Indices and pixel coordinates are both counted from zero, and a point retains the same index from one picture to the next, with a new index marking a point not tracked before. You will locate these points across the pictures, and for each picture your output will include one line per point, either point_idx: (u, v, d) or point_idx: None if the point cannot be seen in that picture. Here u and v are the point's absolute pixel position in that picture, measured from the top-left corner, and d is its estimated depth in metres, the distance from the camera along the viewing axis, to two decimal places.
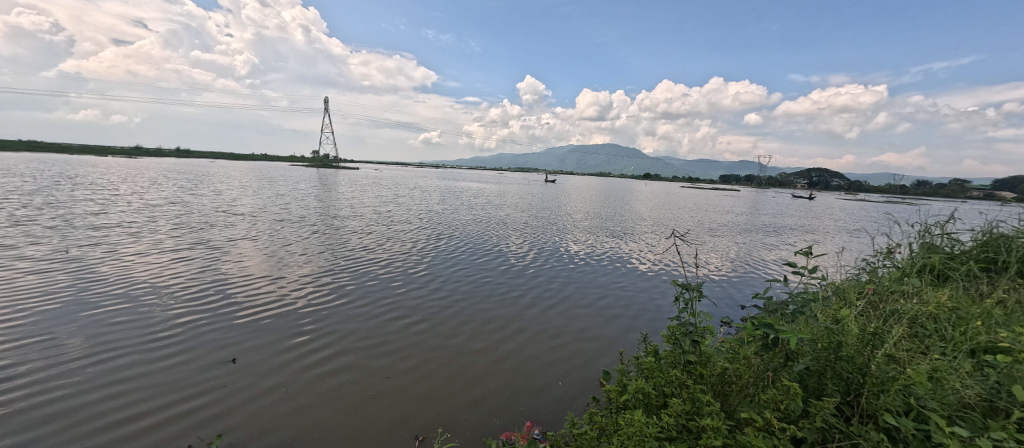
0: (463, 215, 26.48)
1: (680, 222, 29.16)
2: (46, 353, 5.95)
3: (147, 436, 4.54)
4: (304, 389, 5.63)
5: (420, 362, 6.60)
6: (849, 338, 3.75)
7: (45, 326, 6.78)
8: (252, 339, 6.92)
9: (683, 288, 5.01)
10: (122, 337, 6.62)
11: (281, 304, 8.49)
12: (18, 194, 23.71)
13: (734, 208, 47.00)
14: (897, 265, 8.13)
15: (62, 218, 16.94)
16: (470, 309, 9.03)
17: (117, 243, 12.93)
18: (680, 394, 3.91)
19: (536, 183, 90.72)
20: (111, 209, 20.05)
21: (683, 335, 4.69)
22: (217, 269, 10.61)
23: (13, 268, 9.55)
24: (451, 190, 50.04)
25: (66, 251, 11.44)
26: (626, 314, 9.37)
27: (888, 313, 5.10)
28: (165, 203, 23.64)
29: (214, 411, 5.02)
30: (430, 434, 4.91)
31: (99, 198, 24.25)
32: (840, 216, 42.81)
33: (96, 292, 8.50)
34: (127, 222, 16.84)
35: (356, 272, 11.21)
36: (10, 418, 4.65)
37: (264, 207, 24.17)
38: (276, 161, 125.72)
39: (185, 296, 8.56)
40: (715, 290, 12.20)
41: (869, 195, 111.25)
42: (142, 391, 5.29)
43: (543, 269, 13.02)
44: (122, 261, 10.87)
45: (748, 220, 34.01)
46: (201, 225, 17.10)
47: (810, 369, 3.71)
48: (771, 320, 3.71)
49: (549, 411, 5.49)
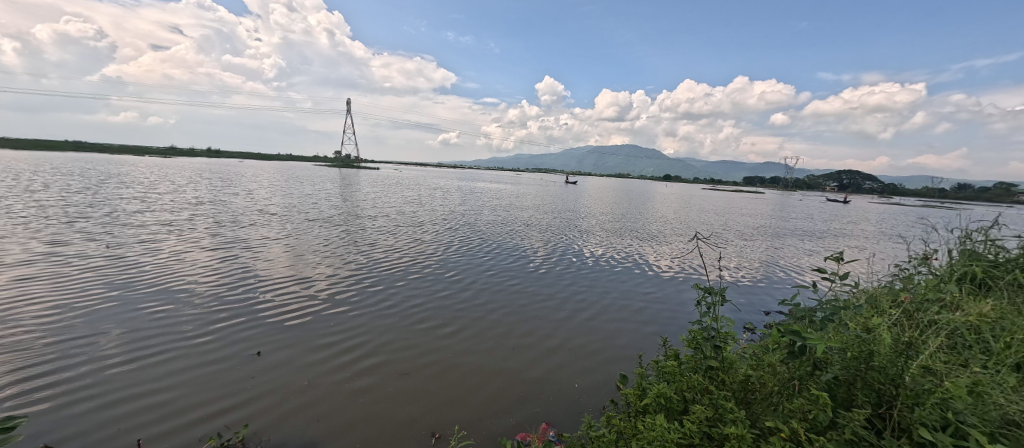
0: (484, 215, 26.84)
1: (704, 225, 28.61)
2: (96, 346, 6.42)
3: (181, 422, 4.96)
4: (329, 387, 5.90)
5: (439, 364, 6.80)
6: (882, 348, 3.56)
7: (95, 321, 7.32)
8: (281, 338, 7.27)
9: (706, 291, 4.89)
10: (164, 332, 7.10)
11: (310, 304, 8.87)
12: (73, 192, 25.52)
13: (761, 211, 45.72)
14: (935, 273, 7.74)
15: (110, 215, 18.12)
16: (496, 315, 9.14)
17: (162, 241, 13.73)
18: (702, 401, 3.87)
19: (555, 184, 90.55)
20: (154, 207, 21.33)
21: (705, 339, 4.67)
22: (254, 269, 11.08)
23: (66, 264, 10.29)
24: (471, 191, 50.73)
25: (117, 249, 12.23)
26: (645, 321, 9.37)
27: (924, 322, 4.87)
28: (203, 202, 24.94)
29: (241, 403, 5.39)
30: (446, 432, 5.08)
31: (144, 196, 25.81)
32: (875, 220, 40.93)
33: (140, 288, 9.07)
34: (168, 220, 17.88)
35: (384, 274, 11.49)
36: (60, 400, 5.13)
37: (293, 207, 25.06)
38: (302, 161, 130.66)
39: (224, 296, 8.97)
40: (738, 295, 11.94)
41: (905, 198, 106.01)
42: (177, 381, 5.75)
43: (563, 272, 13.12)
44: (166, 259, 11.50)
45: (776, 223, 33.01)
46: (237, 224, 17.93)
47: (839, 379, 3.60)
48: (798, 327, 3.59)
49: (566, 414, 5.61)
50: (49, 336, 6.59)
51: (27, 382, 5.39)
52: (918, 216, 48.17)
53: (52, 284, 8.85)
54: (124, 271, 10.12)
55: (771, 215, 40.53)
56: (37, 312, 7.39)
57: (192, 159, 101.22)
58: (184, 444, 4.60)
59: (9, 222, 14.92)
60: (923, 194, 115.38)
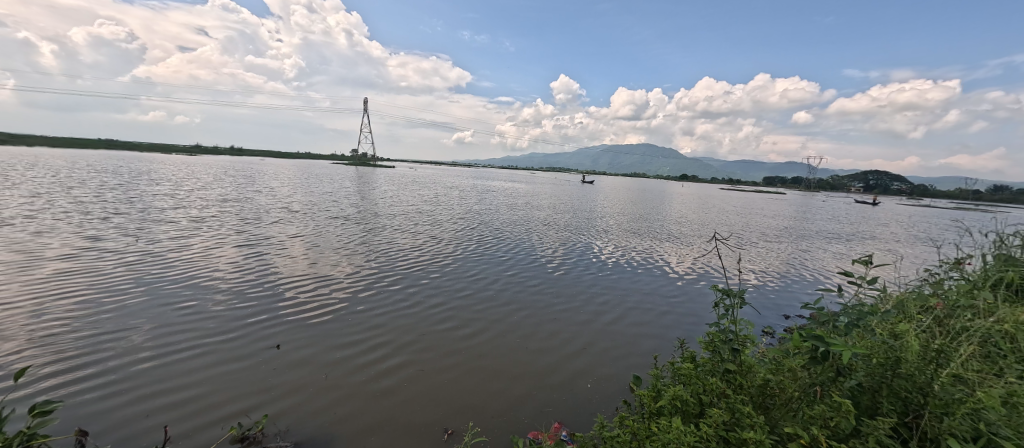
0: (500, 214, 26.94)
1: (723, 225, 28.05)
2: (127, 341, 6.72)
3: (205, 411, 5.23)
4: (346, 383, 6.09)
5: (454, 362, 6.94)
6: (910, 355, 3.45)
7: (127, 315, 7.66)
8: (301, 335, 7.51)
9: (724, 293, 4.81)
10: (189, 328, 7.39)
11: (330, 303, 9.10)
12: (109, 188, 26.68)
13: (783, 212, 44.51)
14: (968, 279, 7.41)
15: (143, 211, 18.90)
16: (513, 316, 9.24)
17: (190, 237, 14.24)
18: (719, 404, 3.82)
19: (570, 183, 90.02)
20: (183, 204, 22.10)
21: (722, 343, 4.62)
22: (279, 266, 11.44)
23: (102, 259, 10.79)
24: (487, 190, 50.87)
25: (152, 245, 12.79)
26: (661, 325, 9.28)
27: (955, 330, 4.67)
28: (228, 199, 25.75)
29: (262, 395, 5.64)
30: (459, 429, 5.22)
31: (174, 193, 26.87)
32: (905, 223, 39.27)
33: (169, 284, 9.44)
34: (196, 216, 18.54)
35: (404, 273, 11.72)
36: (95, 387, 5.48)
37: (315, 205, 25.64)
38: (321, 160, 133.40)
39: (251, 293, 9.31)
40: (758, 298, 11.67)
41: (935, 200, 101.57)
42: (201, 372, 6.08)
43: (578, 274, 13.10)
44: (196, 255, 11.97)
45: (798, 225, 32.09)
46: (261, 221, 18.47)
47: (863, 386, 3.51)
48: (821, 332, 3.48)
49: (579, 414, 5.67)
50: (91, 329, 7.00)
51: (64, 373, 5.69)
52: (951, 218, 45.99)
53: (92, 278, 9.34)
54: (158, 267, 10.59)
55: (793, 216, 39.44)
56: (79, 306, 7.83)
57: (217, 157, 104.46)
58: (210, 433, 4.85)
59: (52, 217, 15.77)
60: (956, 195, 110.22)
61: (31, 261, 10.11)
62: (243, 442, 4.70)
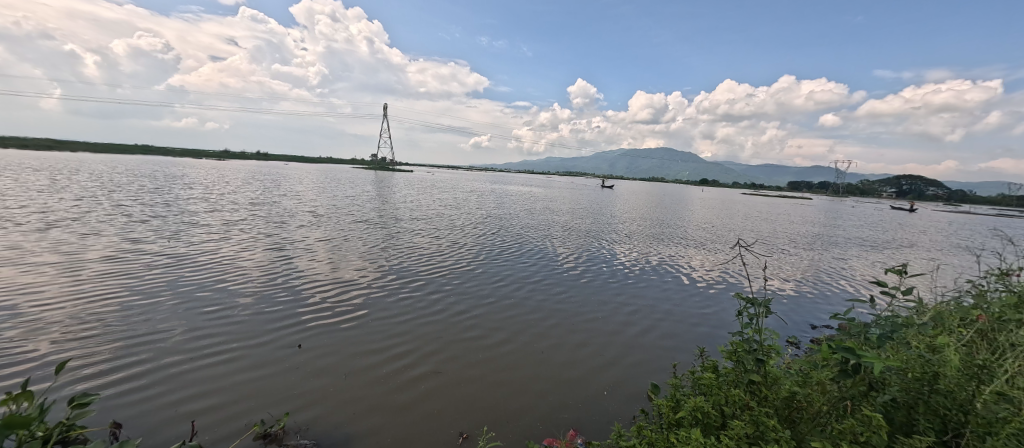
0: (518, 219, 26.98)
1: (747, 232, 27.30)
2: (157, 342, 7.01)
3: (229, 409, 5.44)
4: (365, 385, 6.26)
5: (471, 367, 7.02)
6: (949, 369, 3.28)
7: (159, 316, 8.00)
8: (322, 338, 7.73)
9: (747, 302, 4.68)
10: (215, 329, 7.67)
11: (350, 308, 9.27)
12: (146, 192, 27.99)
13: (810, 218, 42.97)
14: (1015, 291, 6.96)
15: (176, 214, 19.72)
16: (530, 322, 9.24)
17: (219, 240, 14.80)
18: (742, 416, 3.71)
19: (588, 188, 89.33)
20: (213, 207, 22.95)
21: (746, 352, 4.50)
22: (303, 270, 11.78)
23: (138, 261, 11.32)
24: (505, 195, 51.03)
25: (185, 247, 13.39)
26: (682, 334, 9.08)
27: (998, 344, 4.41)
28: (255, 203, 26.62)
29: (283, 396, 5.84)
30: (474, 433, 5.29)
31: (206, 196, 28.07)
32: (944, 230, 37.24)
33: (199, 286, 9.83)
34: (225, 220, 19.23)
35: (423, 278, 11.89)
36: (129, 383, 5.80)
37: (337, 209, 26.24)
38: (343, 164, 136.73)
39: (276, 296, 9.60)
40: (783, 307, 11.30)
41: (976, 207, 96.10)
42: (227, 370, 6.38)
43: (596, 280, 13.03)
44: (225, 258, 12.46)
45: (827, 231, 30.93)
46: (286, 225, 19.06)
47: (897, 401, 3.34)
48: (852, 343, 3.28)
49: (595, 421, 5.68)
50: (127, 328, 7.36)
51: (97, 371, 5.97)
52: (994, 226, 43.43)
53: (129, 279, 9.84)
54: (189, 269, 11.07)
55: (819, 222, 38.11)
56: (116, 307, 8.24)
57: (245, 162, 108.76)
58: (234, 430, 5.07)
59: (95, 219, 16.78)
60: (998, 202, 104.17)
61: (73, 263, 10.68)
62: (265, 439, 4.90)
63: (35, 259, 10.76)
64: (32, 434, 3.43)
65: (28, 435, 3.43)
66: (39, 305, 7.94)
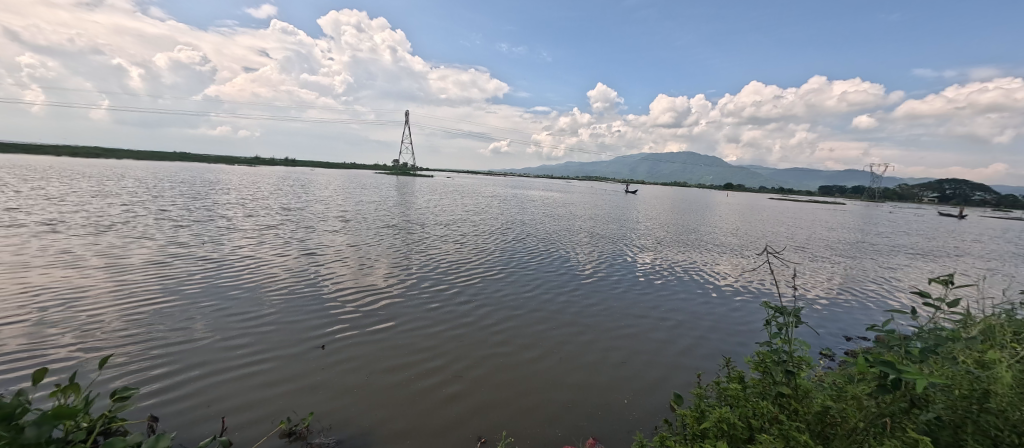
0: (540, 225, 26.93)
1: (778, 238, 26.33)
2: (189, 343, 7.40)
3: (257, 407, 5.71)
4: (387, 387, 6.44)
5: (490, 372, 7.13)
6: (1000, 388, 3.07)
7: (194, 318, 8.46)
8: (345, 342, 7.97)
9: (776, 311, 4.49)
10: (244, 332, 8.02)
11: (373, 313, 9.54)
12: (185, 198, 29.41)
13: (848, 224, 41.05)
14: None
15: (211, 219, 20.64)
16: (548, 329, 9.24)
17: (251, 245, 15.43)
18: (771, 430, 3.58)
19: (609, 193, 88.42)
20: (245, 213, 23.91)
21: (774, 363, 4.37)
22: (328, 275, 12.15)
23: (177, 265, 11.97)
24: (527, 200, 50.99)
25: (221, 251, 14.02)
26: (705, 344, 8.86)
27: None
28: (284, 208, 27.60)
29: (309, 396, 6.09)
30: (491, 437, 5.37)
31: (241, 202, 29.31)
32: (998, 238, 34.69)
33: (230, 290, 10.30)
34: (255, 224, 19.96)
35: (446, 285, 12.00)
36: (166, 381, 6.15)
37: (363, 214, 26.90)
38: (366, 169, 140.48)
39: (302, 301, 9.94)
40: (816, 317, 10.81)
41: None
42: (256, 370, 6.68)
43: (617, 288, 12.91)
44: (257, 263, 12.97)
45: (866, 238, 29.46)
46: (314, 230, 19.67)
47: (941, 420, 3.11)
48: (890, 356, 3.08)
49: (615, 430, 5.66)
50: (165, 330, 7.79)
51: (133, 370, 6.34)
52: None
53: (169, 283, 10.40)
54: (224, 272, 11.61)
55: (856, 229, 36.34)
56: (157, 310, 8.71)
57: (275, 168, 113.12)
58: (261, 426, 5.32)
59: (140, 224, 17.88)
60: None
61: (118, 266, 11.37)
62: (289, 437, 5.09)
63: (87, 263, 11.53)
64: (78, 424, 3.68)
65: (75, 426, 3.69)
66: (89, 307, 8.49)
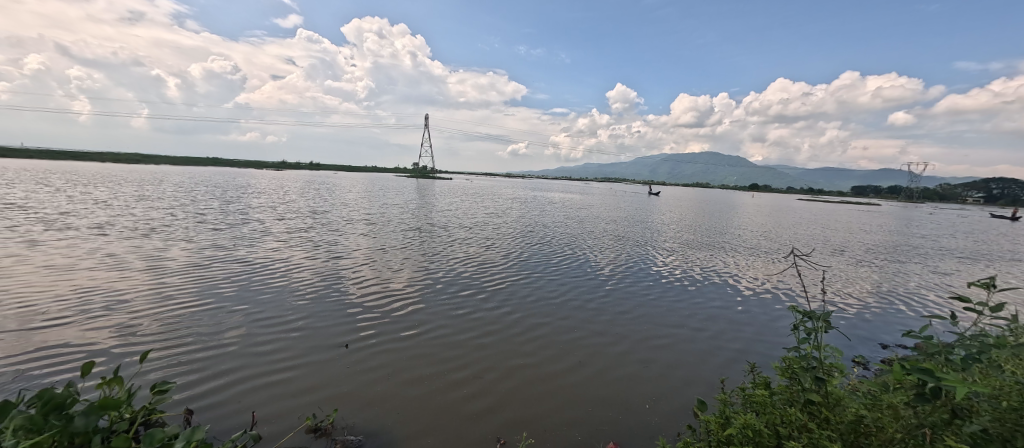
0: (560, 227, 26.96)
1: (807, 240, 25.40)
2: (223, 342, 7.81)
3: (288, 404, 6.07)
4: (409, 388, 6.74)
5: (509, 376, 7.36)
6: None
7: (227, 318, 8.91)
8: (369, 344, 8.25)
9: (804, 315, 4.29)
10: (274, 333, 8.41)
11: (396, 316, 9.82)
12: (220, 201, 30.80)
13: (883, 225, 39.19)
14: None
15: (243, 222, 21.58)
16: (566, 336, 9.28)
17: (280, 247, 16.10)
18: (800, 438, 3.45)
19: (629, 195, 87.34)
20: (276, 216, 24.92)
21: (803, 369, 4.23)
22: (353, 278, 12.54)
23: (213, 267, 12.61)
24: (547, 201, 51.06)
25: (253, 254, 14.63)
26: (727, 353, 8.69)
27: None
28: (312, 211, 28.60)
29: (336, 394, 6.46)
30: (510, 439, 5.59)
31: (270, 205, 30.49)
32: None
33: (261, 291, 10.79)
34: (284, 227, 20.78)
35: (469, 290, 12.16)
36: (204, 378, 6.55)
37: (385, 217, 27.61)
38: (388, 172, 143.84)
39: (328, 303, 10.29)
40: (847, 322, 10.42)
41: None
42: (287, 370, 7.05)
43: (636, 293, 12.81)
44: (287, 265, 13.48)
45: (903, 240, 28.07)
46: (340, 232, 20.36)
47: (990, 433, 2.85)
48: (931, 364, 2.92)
49: (633, 436, 5.78)
50: (201, 330, 8.24)
51: (173, 367, 6.75)
52: None
53: (205, 284, 10.99)
54: (256, 275, 12.14)
55: (892, 230, 34.73)
56: (196, 310, 9.20)
57: (300, 171, 117.37)
58: (290, 422, 5.63)
59: (179, 227, 18.89)
60: None
61: (159, 268, 12.09)
62: (315, 433, 5.38)
63: (132, 264, 12.30)
64: (122, 415, 3.92)
65: (119, 416, 3.93)
66: (134, 307, 9.08)
